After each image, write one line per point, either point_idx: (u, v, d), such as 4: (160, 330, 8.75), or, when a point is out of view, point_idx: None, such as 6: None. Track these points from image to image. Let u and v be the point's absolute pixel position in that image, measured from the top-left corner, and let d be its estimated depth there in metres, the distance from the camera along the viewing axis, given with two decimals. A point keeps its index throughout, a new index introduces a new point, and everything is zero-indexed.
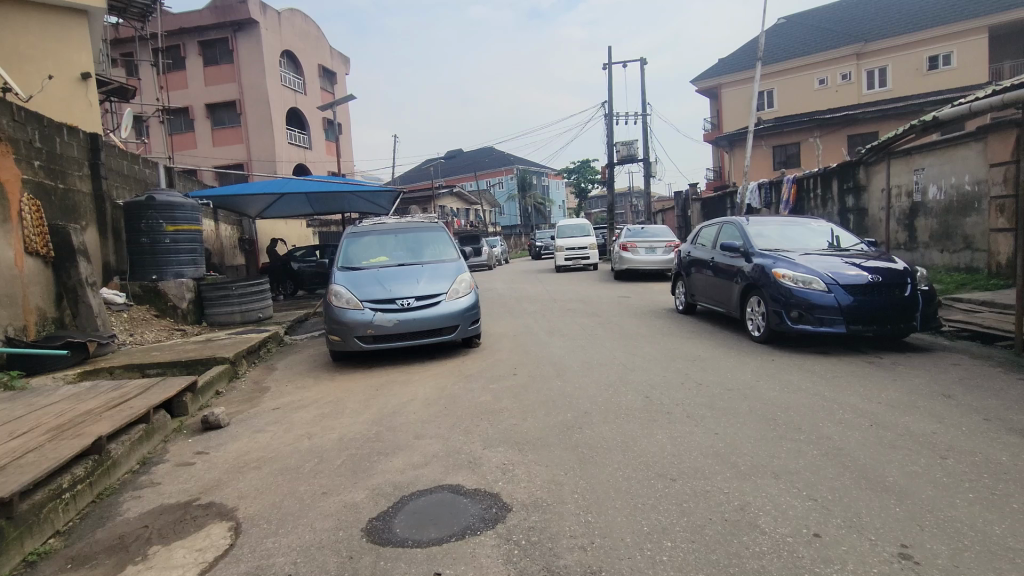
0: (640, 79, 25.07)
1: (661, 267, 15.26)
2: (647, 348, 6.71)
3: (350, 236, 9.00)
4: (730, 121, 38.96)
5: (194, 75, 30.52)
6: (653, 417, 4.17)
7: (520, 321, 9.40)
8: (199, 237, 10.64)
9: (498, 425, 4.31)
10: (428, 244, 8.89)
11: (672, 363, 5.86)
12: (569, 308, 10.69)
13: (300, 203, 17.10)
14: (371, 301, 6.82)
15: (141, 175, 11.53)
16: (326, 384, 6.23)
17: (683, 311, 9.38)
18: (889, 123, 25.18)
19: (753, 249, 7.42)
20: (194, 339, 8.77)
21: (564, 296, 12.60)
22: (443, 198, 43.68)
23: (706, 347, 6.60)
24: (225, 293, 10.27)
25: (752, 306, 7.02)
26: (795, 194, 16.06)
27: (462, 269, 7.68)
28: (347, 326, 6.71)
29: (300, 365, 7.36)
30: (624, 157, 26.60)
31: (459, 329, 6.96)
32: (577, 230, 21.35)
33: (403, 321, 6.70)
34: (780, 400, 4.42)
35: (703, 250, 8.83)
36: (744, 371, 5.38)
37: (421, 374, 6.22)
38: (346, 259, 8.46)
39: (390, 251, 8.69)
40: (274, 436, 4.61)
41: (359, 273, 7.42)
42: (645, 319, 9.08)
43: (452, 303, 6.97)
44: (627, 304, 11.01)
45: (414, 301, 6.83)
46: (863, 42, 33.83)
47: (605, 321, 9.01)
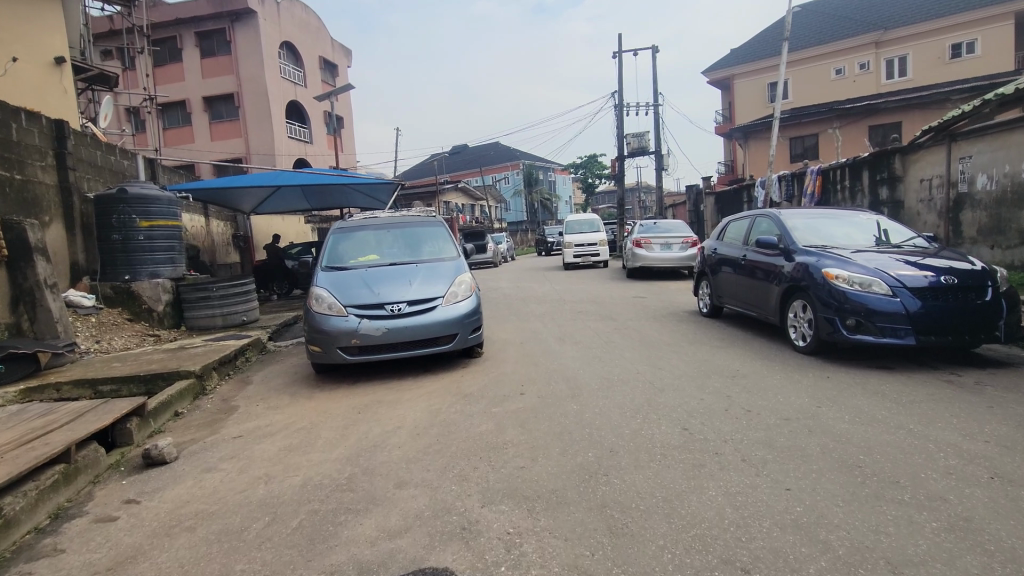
0: (652, 68, 24.10)
1: (676, 264, 14.33)
2: (675, 361, 5.78)
3: (339, 232, 8.11)
4: (742, 113, 37.95)
5: (190, 68, 29.77)
6: (699, 462, 3.27)
7: (527, 325, 8.51)
8: (178, 234, 9.78)
9: (502, 470, 3.41)
10: (425, 240, 7.99)
11: (707, 381, 4.96)
12: (581, 310, 9.79)
13: (295, 197, 16.25)
14: (357, 306, 5.94)
15: (117, 167, 10.71)
16: (303, 404, 5.35)
17: (708, 314, 8.48)
18: (913, 113, 24.11)
19: (793, 245, 6.47)
20: (168, 346, 7.92)
21: (574, 296, 11.70)
22: (447, 193, 42.82)
23: (744, 360, 5.69)
24: (205, 295, 9.42)
25: (794, 311, 6.09)
26: (820, 187, 15.20)
27: (463, 269, 6.79)
28: (329, 336, 5.83)
29: (278, 378, 6.49)
30: (635, 149, 25.64)
31: (457, 338, 6.07)
32: (586, 225, 20.42)
33: (393, 330, 5.81)
34: (855, 436, 3.51)
35: (731, 247, 7.89)
36: (799, 393, 4.46)
37: (413, 392, 5.35)
38: (333, 259, 7.57)
39: (384, 249, 7.81)
40: (224, 479, 3.73)
41: (343, 274, 6.52)
42: (667, 323, 8.19)
43: (450, 309, 6.07)
44: (643, 306, 10.08)
45: (406, 306, 5.94)
46: (882, 29, 32.70)
47: (621, 326, 8.09)
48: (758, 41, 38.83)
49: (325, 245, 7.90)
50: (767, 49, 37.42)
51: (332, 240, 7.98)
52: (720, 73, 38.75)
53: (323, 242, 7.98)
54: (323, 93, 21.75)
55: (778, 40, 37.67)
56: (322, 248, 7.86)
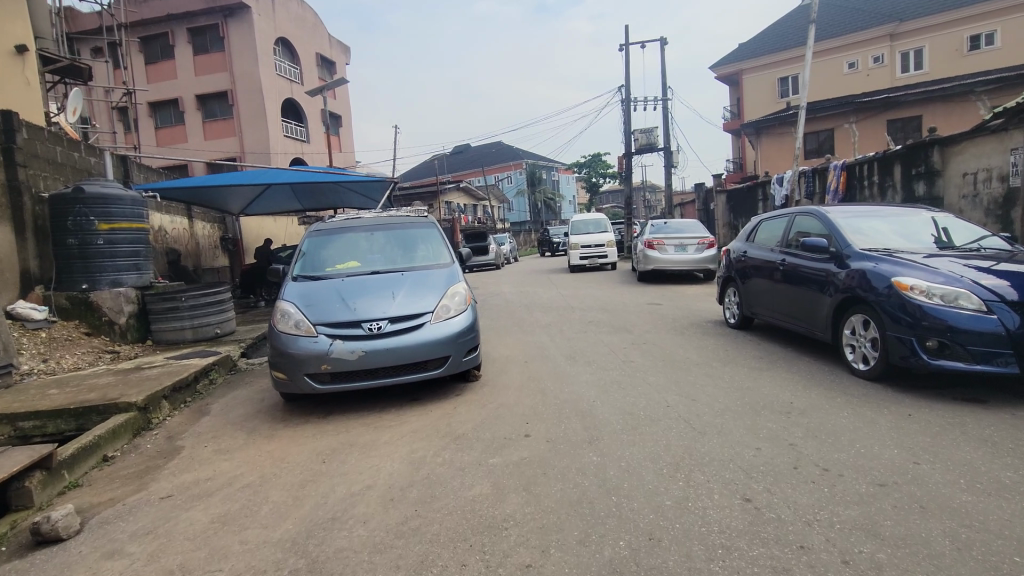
0: (661, 60, 23.06)
1: (691, 267, 13.32)
2: (711, 389, 4.79)
3: (316, 237, 7.10)
4: (750, 109, 37.06)
5: (183, 65, 28.94)
6: (786, 567, 2.29)
7: (530, 339, 7.52)
8: (145, 237, 8.82)
9: (499, 570, 2.43)
10: (414, 243, 6.99)
11: (758, 420, 3.96)
12: (590, 319, 8.81)
13: (285, 198, 15.27)
14: (330, 324, 4.95)
15: (82, 164, 9.76)
16: (260, 446, 4.39)
17: (736, 325, 7.52)
18: (935, 106, 23.02)
19: (848, 249, 5.47)
20: (125, 366, 6.97)
21: (582, 303, 10.70)
22: (449, 193, 41.90)
23: (796, 388, 4.70)
24: (174, 305, 8.47)
25: (853, 328, 5.08)
26: (844, 183, 14.20)
27: (458, 277, 5.82)
28: (295, 360, 4.86)
29: (240, 407, 5.53)
30: (643, 146, 24.59)
31: (449, 361, 5.10)
32: (591, 225, 19.42)
33: (372, 353, 4.82)
34: (990, 522, 2.52)
35: (766, 249, 6.89)
36: (881, 442, 3.47)
37: (393, 431, 4.37)
38: (309, 267, 6.55)
39: (368, 254, 6.82)
40: (125, 573, 2.75)
41: (315, 284, 5.53)
42: (691, 337, 7.18)
43: (440, 327, 5.08)
44: (660, 314, 9.07)
45: (387, 323, 4.95)
46: (897, 21, 31.76)
47: (637, 340, 7.11)
48: (767, 35, 37.82)
49: (299, 250, 6.90)
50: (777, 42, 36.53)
51: (308, 245, 6.97)
52: (729, 68, 37.70)
53: (299, 247, 6.98)
54: (315, 88, 20.56)
55: (788, 33, 36.78)
56: (297, 253, 6.84)
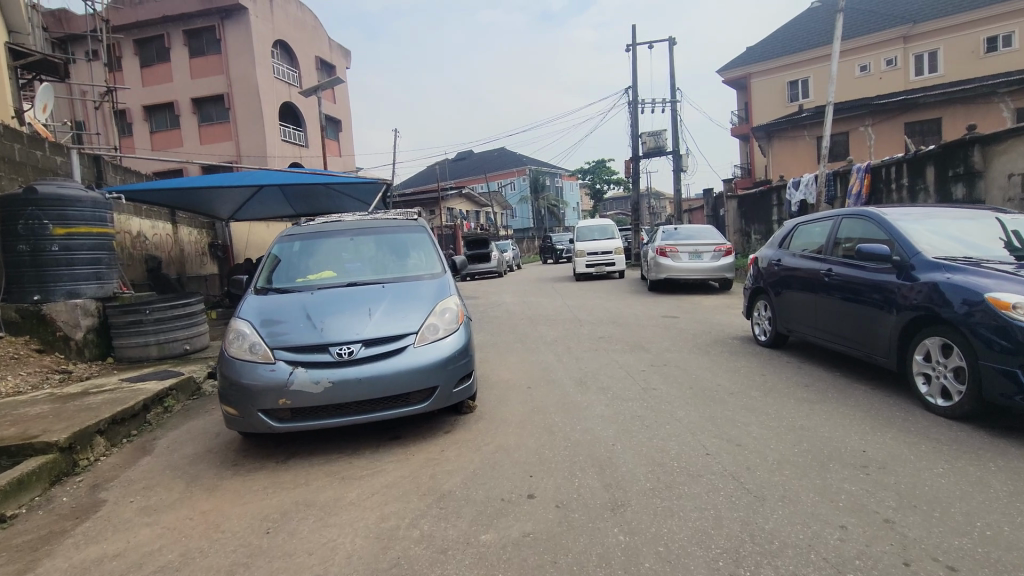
0: (670, 60, 22.19)
1: (706, 276, 12.44)
2: (760, 431, 3.89)
3: (291, 243, 6.19)
4: (759, 113, 36.31)
5: (179, 68, 28.26)
6: None
7: (535, 359, 6.63)
8: (107, 243, 7.96)
9: None
10: (403, 251, 6.11)
11: (830, 479, 3.08)
12: (602, 335, 7.92)
13: (276, 202, 14.42)
14: (292, 349, 4.07)
15: (46, 164, 8.95)
16: (199, 503, 3.50)
17: (767, 344, 6.64)
18: (954, 107, 22.21)
19: (914, 257, 4.58)
20: (71, 389, 6.07)
21: (590, 315, 9.79)
22: (451, 199, 41.13)
23: (867, 431, 3.78)
24: (136, 320, 7.59)
25: (928, 353, 4.19)
26: (868, 187, 13.37)
27: (449, 290, 4.96)
28: (249, 393, 3.98)
29: (190, 445, 4.65)
30: (651, 149, 23.70)
31: (438, 392, 4.21)
32: (597, 231, 18.55)
33: (342, 385, 3.94)
34: None
35: (807, 257, 6.00)
36: (1013, 520, 2.58)
37: (364, 485, 3.49)
38: (277, 279, 5.65)
39: (348, 263, 5.93)
40: None
41: (280, 300, 4.66)
42: (718, 358, 6.27)
43: (426, 351, 4.20)
44: (678, 329, 8.19)
45: (361, 347, 4.07)
46: (910, 23, 31.03)
47: (658, 361, 6.20)
48: (775, 39, 37.13)
49: (268, 259, 6.00)
50: (786, 45, 35.80)
51: (279, 253, 6.06)
52: (735, 72, 36.89)
53: (267, 257, 6.08)
54: (310, 88, 19.54)
55: (797, 35, 36.08)
56: (266, 263, 5.94)
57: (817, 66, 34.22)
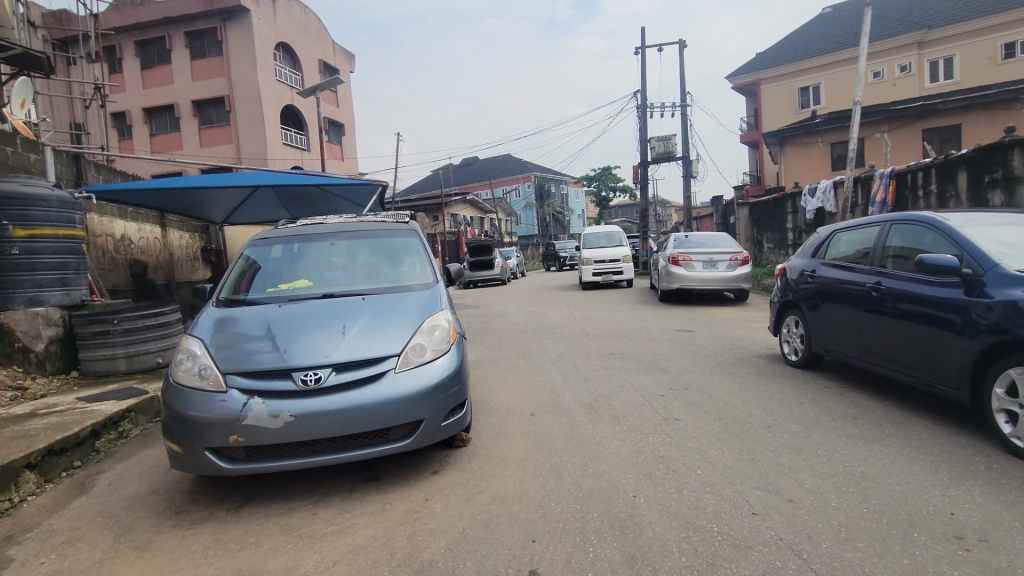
0: (681, 63, 21.55)
1: (721, 286, 11.74)
2: (812, 480, 3.19)
3: (266, 247, 5.51)
4: (768, 120, 35.59)
5: (179, 70, 27.79)
6: None
7: (540, 381, 5.94)
8: (74, 247, 7.34)
9: None
10: (393, 257, 5.42)
11: (922, 560, 2.37)
12: (613, 351, 7.22)
13: (270, 205, 13.80)
14: (249, 374, 3.39)
15: (17, 161, 8.37)
16: (122, 568, 2.83)
17: (800, 364, 5.98)
18: (974, 113, 21.54)
19: (987, 270, 3.89)
20: (18, 410, 5.37)
21: (599, 328, 9.11)
22: (455, 205, 40.59)
23: (948, 483, 3.08)
24: (104, 330, 6.95)
25: (1015, 387, 3.49)
26: (893, 194, 12.73)
27: (440, 303, 4.29)
28: (195, 428, 3.30)
29: (137, 482, 3.97)
30: (660, 155, 23.03)
31: (424, 427, 3.53)
32: (604, 239, 17.88)
33: (306, 420, 3.26)
34: None
35: (850, 269, 5.31)
36: None
37: (326, 549, 2.81)
38: (243, 289, 4.97)
39: (327, 271, 5.24)
40: None
41: (242, 314, 4.00)
42: (745, 381, 5.56)
43: (409, 378, 3.52)
44: (696, 345, 7.50)
45: (331, 373, 3.39)
46: (926, 28, 30.40)
47: (678, 384, 5.50)
48: (785, 45, 36.51)
49: (238, 264, 5.32)
50: (797, 51, 35.13)
51: (251, 258, 5.38)
52: (745, 78, 36.28)
53: (239, 261, 5.40)
54: (307, 89, 18.79)
55: (808, 41, 35.44)
56: (235, 268, 5.26)
57: (829, 72, 33.53)
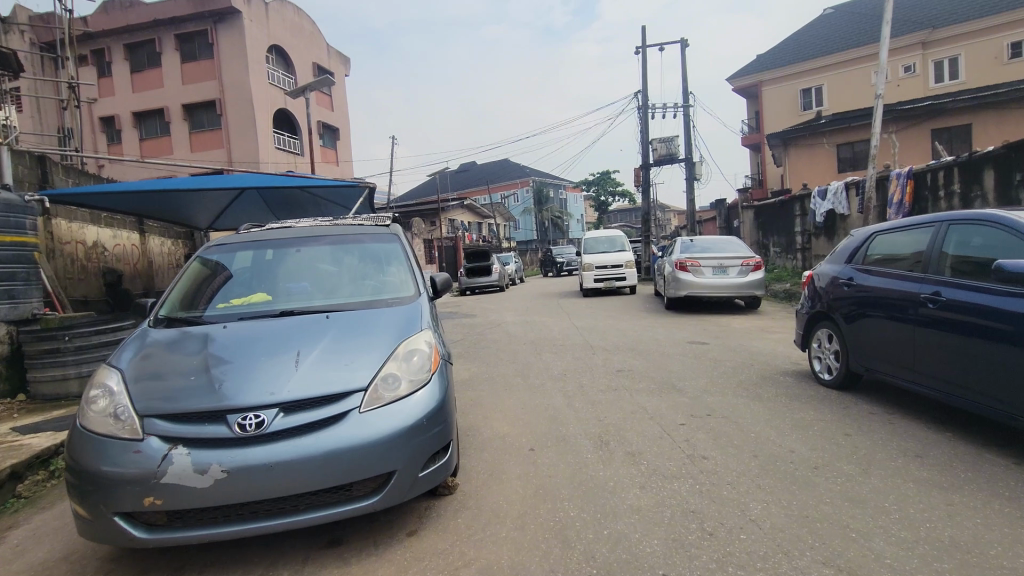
0: (683, 62, 20.89)
1: (731, 293, 11.05)
2: (894, 555, 2.50)
3: (222, 252, 4.76)
4: (770, 123, 35.01)
5: (169, 74, 27.11)
6: None
7: (542, 405, 5.24)
8: (23, 255, 6.61)
9: None
10: (372, 264, 4.69)
11: None
12: (622, 368, 6.53)
13: (256, 211, 13.06)
14: (175, 418, 2.68)
15: None
16: None
17: (835, 383, 5.30)
18: (985, 113, 20.95)
19: None
20: None
21: (604, 340, 8.40)
22: (452, 211, 39.96)
23: None
24: (54, 348, 6.19)
25: None
26: (911, 195, 12.09)
27: (420, 321, 3.58)
28: (102, 486, 2.59)
29: (51, 542, 3.25)
30: (662, 156, 22.36)
31: (398, 479, 2.82)
32: (606, 243, 17.20)
33: (246, 476, 2.55)
34: None
35: (903, 278, 4.63)
36: None
37: None
38: (193, 303, 4.25)
39: (289, 282, 4.48)
40: None
41: (177, 341, 3.31)
42: (776, 407, 4.85)
43: (378, 419, 2.81)
44: (711, 360, 6.81)
45: (277, 416, 2.69)
46: (930, 28, 29.88)
47: (698, 410, 4.80)
48: (787, 46, 35.95)
49: (188, 272, 4.60)
50: (799, 52, 34.56)
51: (204, 265, 4.64)
52: (746, 80, 35.73)
53: (190, 267, 4.68)
54: (297, 88, 17.99)
55: (809, 42, 34.89)
56: (186, 275, 4.56)
57: (831, 73, 32.98)
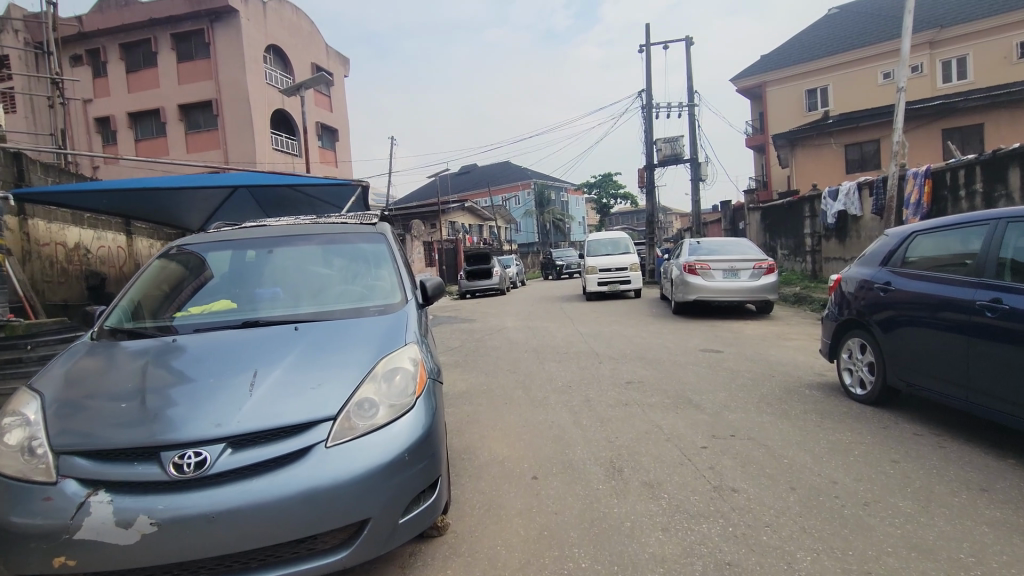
0: (689, 60, 20.39)
1: (742, 297, 10.54)
2: None
3: (187, 255, 4.21)
4: (775, 124, 34.54)
5: (166, 73, 26.66)
6: None
7: (546, 423, 4.74)
8: None
9: None
10: (356, 266, 4.18)
11: None
12: (633, 379, 6.03)
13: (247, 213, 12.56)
14: (99, 457, 2.19)
15: None
16: None
17: (870, 398, 4.80)
18: (997, 112, 20.50)
19: None
20: None
21: (611, 348, 7.88)
22: (453, 213, 39.52)
23: None
24: (14, 359, 5.72)
25: None
26: (929, 195, 11.60)
27: (405, 333, 3.08)
28: (9, 540, 2.10)
29: None
30: (666, 157, 21.89)
31: (374, 527, 2.33)
32: (609, 246, 16.71)
33: (181, 528, 2.06)
34: None
35: (952, 283, 4.12)
36: None
37: None
38: (162, 309, 3.78)
39: (259, 287, 3.94)
40: None
41: (117, 361, 2.81)
42: (807, 426, 4.35)
43: (349, 453, 2.32)
44: (728, 370, 6.31)
45: (223, 453, 2.20)
46: (937, 27, 29.43)
47: (720, 430, 4.29)
48: (791, 46, 35.51)
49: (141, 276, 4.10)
50: (803, 53, 34.10)
51: (166, 266, 4.14)
52: (750, 81, 35.28)
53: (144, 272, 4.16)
54: (292, 86, 17.50)
55: (814, 43, 34.45)
56: (141, 278, 4.06)
57: (837, 74, 32.52)
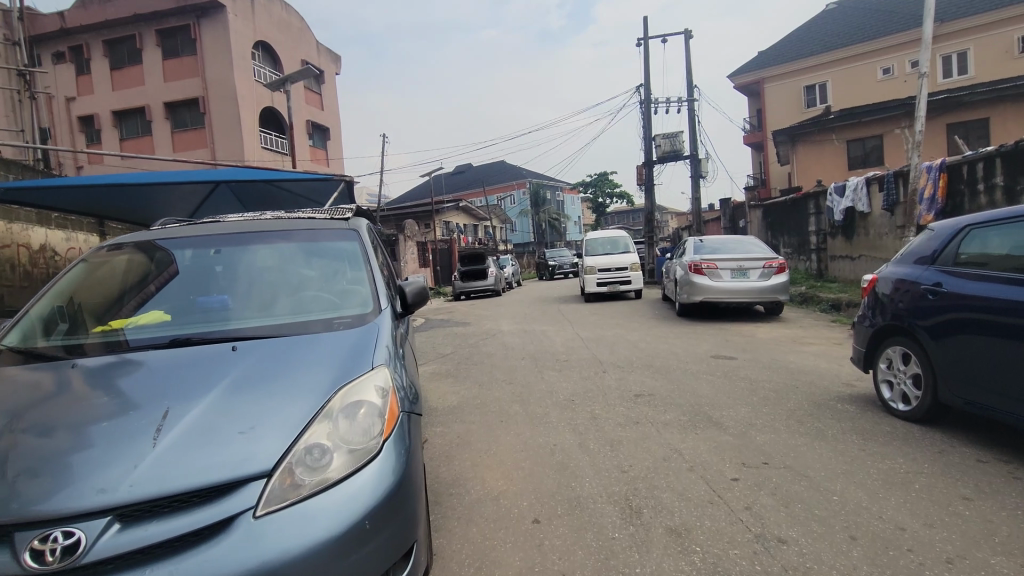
0: (688, 54, 19.81)
1: (752, 298, 9.97)
2: None
3: (151, 248, 3.58)
4: (773, 120, 34.01)
5: (150, 70, 25.91)
6: None
7: (547, 445, 4.15)
8: None
9: None
10: (323, 265, 3.54)
11: None
12: (642, 392, 5.43)
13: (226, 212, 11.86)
14: None
15: None
16: None
17: (917, 415, 4.23)
18: (1003, 106, 20.02)
19: None
20: None
21: (616, 356, 7.28)
22: (448, 213, 38.88)
23: None
24: None
25: None
26: (944, 189, 11.05)
27: (374, 351, 2.45)
28: None
29: None
30: (666, 153, 21.33)
31: None
32: (608, 245, 16.11)
33: None
34: None
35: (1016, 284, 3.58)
36: None
37: None
38: (108, 314, 3.23)
39: (207, 290, 3.29)
40: None
41: (21, 396, 2.25)
42: (851, 450, 3.76)
43: (284, 526, 1.71)
44: (746, 380, 5.72)
45: (110, 531, 1.61)
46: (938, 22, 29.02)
47: (750, 457, 3.70)
48: (789, 42, 35.02)
49: (71, 275, 3.50)
50: (801, 48, 33.61)
51: (126, 261, 3.54)
52: (748, 77, 34.75)
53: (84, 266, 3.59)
54: (277, 81, 16.80)
55: (812, 38, 33.96)
56: (91, 275, 3.48)
57: (835, 70, 32.03)
